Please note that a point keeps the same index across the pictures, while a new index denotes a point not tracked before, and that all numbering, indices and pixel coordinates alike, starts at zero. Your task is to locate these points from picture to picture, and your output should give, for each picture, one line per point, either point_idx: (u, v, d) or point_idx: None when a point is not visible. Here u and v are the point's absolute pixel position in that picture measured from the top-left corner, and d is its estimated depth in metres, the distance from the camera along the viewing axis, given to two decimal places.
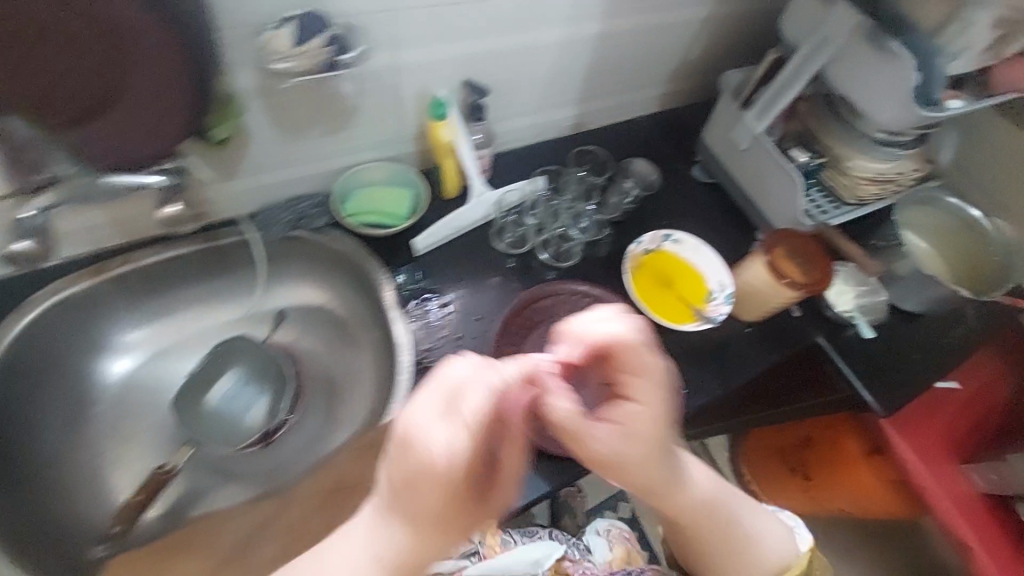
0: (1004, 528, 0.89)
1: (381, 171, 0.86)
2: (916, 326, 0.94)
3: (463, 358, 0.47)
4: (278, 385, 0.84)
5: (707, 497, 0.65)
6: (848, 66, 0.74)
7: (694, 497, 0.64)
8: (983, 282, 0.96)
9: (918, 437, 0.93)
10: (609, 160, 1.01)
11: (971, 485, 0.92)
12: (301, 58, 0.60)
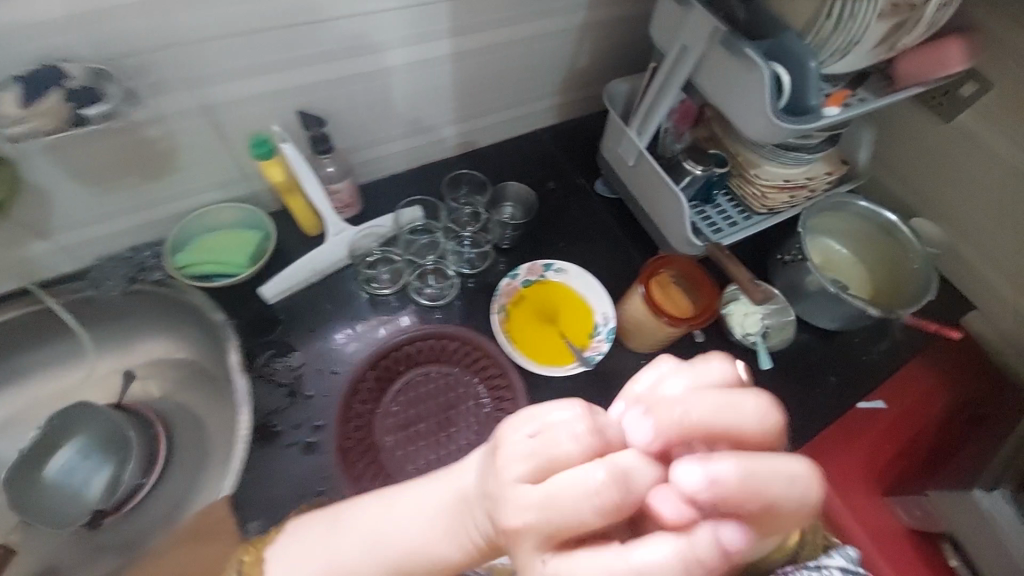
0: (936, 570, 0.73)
1: (229, 213, 0.79)
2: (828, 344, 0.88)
3: (564, 417, 0.38)
4: (124, 453, 0.78)
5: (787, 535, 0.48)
6: (711, 75, 0.68)
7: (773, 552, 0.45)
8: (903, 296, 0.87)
9: (832, 459, 0.80)
10: (489, 183, 0.94)
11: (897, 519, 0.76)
12: (43, 118, 0.54)
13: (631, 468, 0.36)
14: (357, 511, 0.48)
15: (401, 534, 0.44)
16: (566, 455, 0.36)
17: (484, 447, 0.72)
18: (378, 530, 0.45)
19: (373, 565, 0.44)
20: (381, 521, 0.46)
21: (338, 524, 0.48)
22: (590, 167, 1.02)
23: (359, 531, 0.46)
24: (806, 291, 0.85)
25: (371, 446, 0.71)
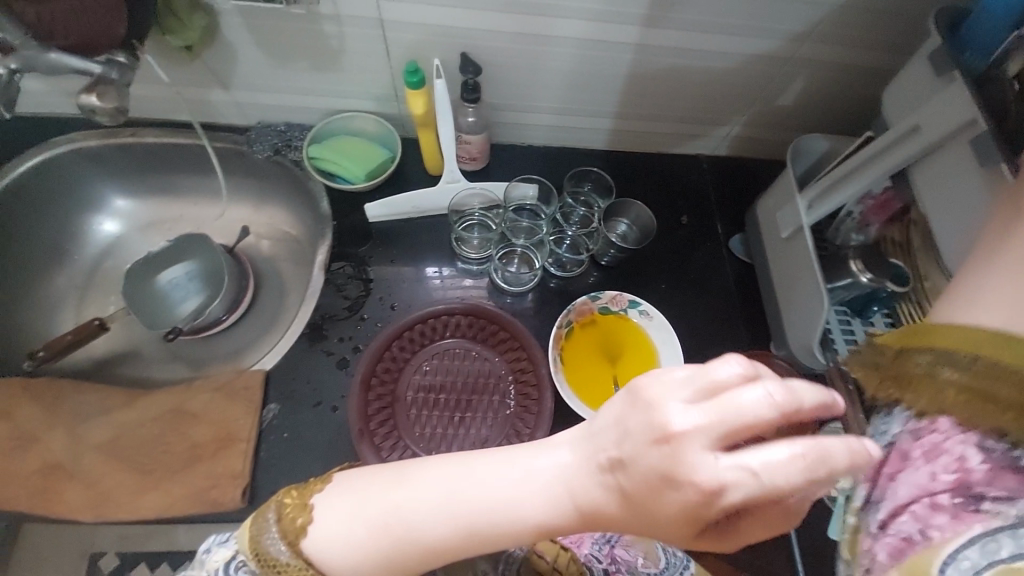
0: None
1: (371, 125, 0.84)
2: None
3: (706, 369, 0.34)
4: (214, 290, 0.89)
5: None
6: (935, 172, 0.57)
7: None
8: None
9: None
10: (614, 190, 0.87)
11: None
12: None
13: (768, 404, 0.31)
14: (426, 468, 0.40)
15: (486, 492, 0.37)
16: (757, 416, 0.31)
17: (489, 446, 0.70)
18: (454, 489, 0.38)
19: (443, 524, 0.38)
20: (451, 480, 0.38)
21: (404, 478, 0.40)
22: (738, 218, 0.88)
23: (429, 492, 0.39)
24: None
25: (391, 391, 0.72)
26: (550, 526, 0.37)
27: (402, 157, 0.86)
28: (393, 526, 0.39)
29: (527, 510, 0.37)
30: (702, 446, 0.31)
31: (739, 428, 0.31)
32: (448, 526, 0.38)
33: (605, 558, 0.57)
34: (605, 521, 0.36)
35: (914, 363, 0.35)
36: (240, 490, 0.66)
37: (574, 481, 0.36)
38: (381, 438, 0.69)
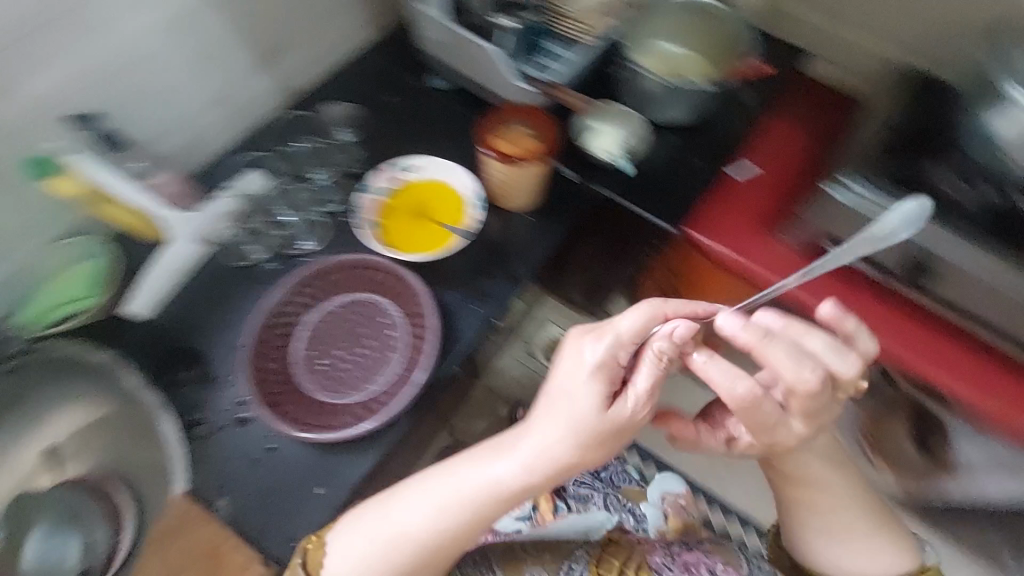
0: (829, 271, 0.86)
1: (57, 256, 0.78)
2: (680, 136, 0.96)
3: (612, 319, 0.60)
4: (84, 528, 0.70)
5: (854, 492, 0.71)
6: None
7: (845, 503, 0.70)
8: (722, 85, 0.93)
9: (717, 228, 0.91)
10: (313, 117, 0.90)
11: (787, 246, 0.89)
12: None
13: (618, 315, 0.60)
14: (408, 492, 0.61)
15: (458, 484, 0.60)
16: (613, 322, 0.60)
17: (399, 347, 0.74)
18: (437, 494, 0.60)
19: (426, 520, 0.59)
20: (428, 498, 0.60)
21: (392, 502, 0.61)
22: (417, 59, 0.95)
23: (422, 500, 0.60)
24: (652, 97, 0.91)
25: (296, 392, 0.72)
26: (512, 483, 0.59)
27: (125, 254, 0.81)
28: (393, 538, 0.59)
29: (490, 482, 0.60)
30: (585, 340, 0.59)
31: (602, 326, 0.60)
32: (434, 522, 0.59)
33: (676, 559, 0.79)
34: (548, 462, 0.59)
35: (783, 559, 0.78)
36: (263, 566, 0.65)
37: (517, 446, 0.60)
38: (309, 419, 0.70)
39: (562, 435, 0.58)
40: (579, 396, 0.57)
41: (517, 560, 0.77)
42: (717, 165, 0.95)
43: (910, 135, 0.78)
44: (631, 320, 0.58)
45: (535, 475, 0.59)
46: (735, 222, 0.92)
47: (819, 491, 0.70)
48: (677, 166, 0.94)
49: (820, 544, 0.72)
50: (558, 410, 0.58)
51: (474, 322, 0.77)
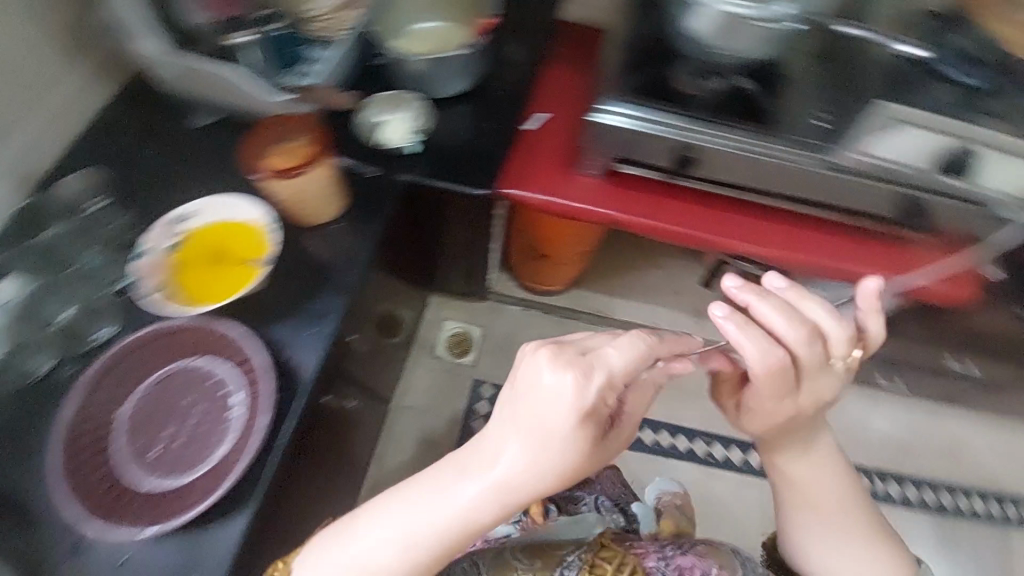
0: (628, 186, 0.98)
1: None
2: (468, 104, 0.98)
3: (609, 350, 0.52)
4: None
5: (846, 498, 0.67)
6: None
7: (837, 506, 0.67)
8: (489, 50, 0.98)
9: (526, 179, 0.98)
10: (56, 198, 0.80)
11: (589, 174, 0.98)
12: None
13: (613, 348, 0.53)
14: (371, 520, 0.57)
15: (421, 512, 0.55)
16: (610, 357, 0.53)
17: (229, 405, 0.68)
18: (400, 520, 0.56)
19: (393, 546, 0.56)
20: (388, 521, 0.56)
21: (356, 524, 0.58)
22: (158, 101, 0.88)
23: (385, 530, 0.56)
24: (425, 75, 0.92)
25: (132, 492, 0.65)
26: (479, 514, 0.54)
27: None
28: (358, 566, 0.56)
29: (457, 516, 0.53)
30: (570, 378, 0.50)
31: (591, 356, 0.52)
32: (403, 554, 0.55)
33: (669, 563, 0.75)
34: (521, 497, 0.52)
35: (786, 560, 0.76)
36: None
37: (491, 484, 0.52)
38: (155, 513, 0.63)
39: (530, 471, 0.51)
40: (558, 428, 0.49)
41: (508, 563, 0.76)
42: (510, 123, 0.99)
43: (647, 48, 0.87)
44: (619, 353, 0.52)
45: (505, 508, 0.53)
46: (543, 169, 0.99)
47: (814, 496, 0.68)
48: (474, 135, 0.96)
49: (814, 546, 0.69)
50: (527, 442, 0.51)
51: (308, 347, 0.73)
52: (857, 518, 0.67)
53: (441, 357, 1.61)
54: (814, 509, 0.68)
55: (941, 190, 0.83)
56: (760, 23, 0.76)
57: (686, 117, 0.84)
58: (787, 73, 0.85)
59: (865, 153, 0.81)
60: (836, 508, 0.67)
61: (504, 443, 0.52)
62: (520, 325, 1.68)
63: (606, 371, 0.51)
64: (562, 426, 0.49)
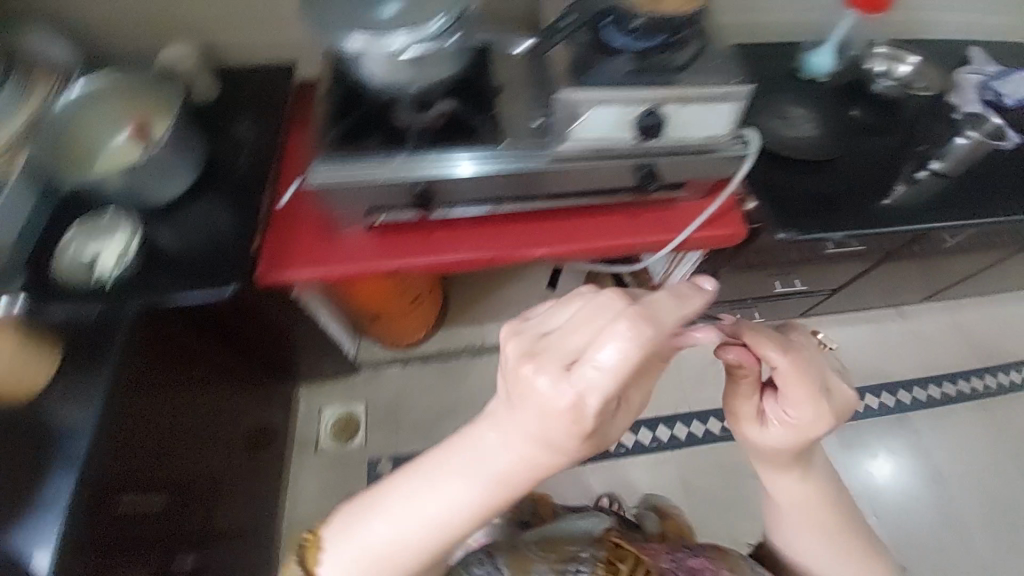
0: (392, 233, 0.96)
1: None
2: (195, 202, 0.95)
3: (613, 339, 0.46)
4: None
5: (836, 506, 0.70)
6: None
7: (830, 512, 0.69)
8: (199, 145, 0.95)
9: (284, 259, 0.94)
10: None
11: (353, 233, 0.96)
12: None
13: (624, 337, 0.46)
14: (386, 515, 0.52)
15: (428, 515, 0.50)
16: (621, 358, 0.45)
17: None
18: (410, 519, 0.51)
19: (407, 547, 0.52)
20: (399, 525, 0.51)
21: (361, 525, 0.53)
22: None
23: (410, 515, 0.51)
24: (126, 191, 0.87)
25: None
26: (486, 505, 0.50)
27: None
28: (388, 552, 0.52)
29: (464, 511, 0.50)
30: (568, 384, 0.45)
31: (602, 350, 0.46)
32: (433, 535, 0.51)
33: (681, 565, 0.78)
34: (527, 480, 0.50)
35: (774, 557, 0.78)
36: None
37: (493, 478, 0.49)
38: None
39: (541, 463, 0.49)
40: (552, 429, 0.46)
41: (522, 558, 0.77)
42: (246, 203, 0.95)
43: (341, 100, 0.85)
44: (611, 354, 0.45)
45: (511, 495, 0.50)
46: (302, 243, 0.96)
47: (807, 505, 0.69)
48: (211, 237, 0.92)
49: (794, 538, 0.72)
50: (541, 442, 0.48)
51: (35, 540, 0.66)
52: (840, 522, 0.70)
53: (325, 450, 1.54)
54: (801, 511, 0.70)
55: (699, 149, 0.86)
56: (417, 52, 0.74)
57: (399, 154, 0.82)
58: (485, 85, 0.87)
59: (575, 139, 0.82)
60: (824, 512, 0.69)
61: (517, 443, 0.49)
62: (401, 385, 1.62)
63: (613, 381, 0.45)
64: (565, 438, 0.47)
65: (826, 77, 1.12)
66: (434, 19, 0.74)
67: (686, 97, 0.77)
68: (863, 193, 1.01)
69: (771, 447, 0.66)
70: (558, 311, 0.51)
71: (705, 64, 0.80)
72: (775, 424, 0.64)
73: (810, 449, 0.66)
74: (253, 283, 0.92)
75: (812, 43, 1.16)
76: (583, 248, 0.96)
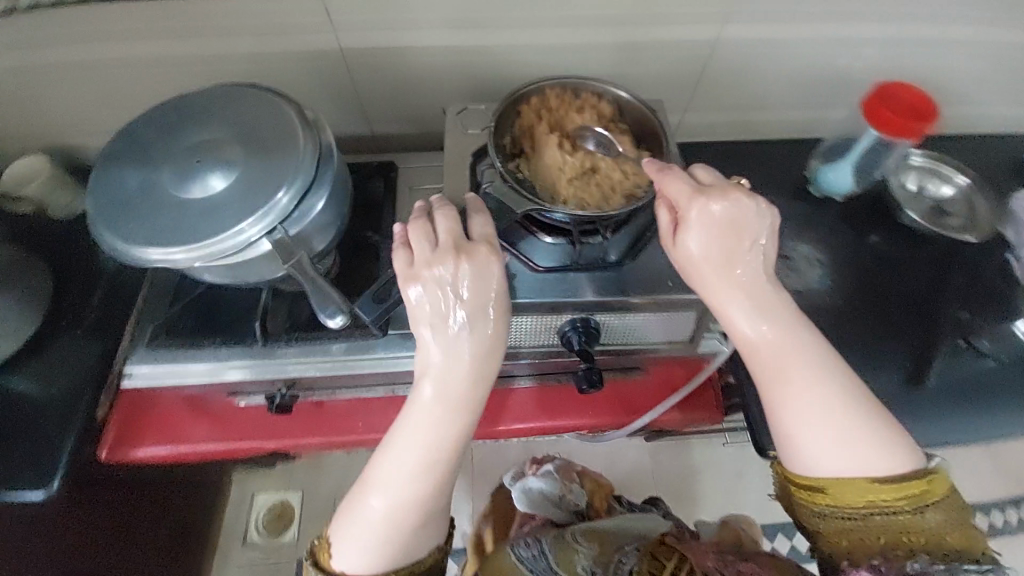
0: None
1: None
2: (35, 356, 0.77)
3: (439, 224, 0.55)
4: None
5: (815, 368, 0.55)
6: None
7: (805, 365, 0.55)
8: (39, 285, 0.78)
9: (141, 432, 0.77)
10: None
11: (227, 401, 0.79)
12: None
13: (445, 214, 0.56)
14: (383, 471, 0.55)
15: (414, 453, 0.54)
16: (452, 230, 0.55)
17: None
18: (401, 464, 0.55)
19: (409, 488, 0.55)
20: (396, 480, 0.55)
21: (363, 497, 0.56)
22: None
23: (390, 479, 0.55)
24: None
25: None
26: (455, 402, 0.54)
27: None
28: (387, 522, 0.54)
29: (439, 434, 0.54)
30: (424, 262, 0.54)
31: (433, 233, 0.55)
32: (423, 480, 0.54)
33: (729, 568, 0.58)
34: (467, 373, 0.53)
35: (817, 518, 0.55)
36: None
37: (424, 382, 0.54)
38: None
39: (477, 355, 0.54)
40: (437, 297, 0.52)
41: (568, 546, 0.74)
42: (94, 357, 0.77)
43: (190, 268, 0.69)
44: (449, 231, 0.55)
45: (457, 392, 0.54)
46: (168, 410, 0.79)
47: (780, 367, 0.55)
48: (44, 400, 0.74)
49: (804, 440, 0.54)
50: (455, 331, 0.53)
51: None
52: (812, 394, 0.54)
53: (255, 544, 1.39)
54: (778, 376, 0.55)
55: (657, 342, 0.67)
56: (227, 260, 0.54)
57: (261, 349, 0.64)
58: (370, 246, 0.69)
59: None
60: (801, 366, 0.55)
61: (444, 341, 0.53)
62: (340, 477, 1.46)
63: (485, 241, 0.55)
64: (484, 304, 0.53)
65: (842, 196, 0.89)
66: (283, 186, 0.55)
67: (625, 309, 0.60)
68: (891, 367, 0.76)
69: (706, 266, 0.54)
70: (418, 240, 0.55)
71: (644, 255, 0.62)
72: (692, 231, 0.54)
73: (747, 270, 0.55)
74: (104, 457, 0.76)
75: (830, 146, 0.90)
76: (492, 433, 0.73)
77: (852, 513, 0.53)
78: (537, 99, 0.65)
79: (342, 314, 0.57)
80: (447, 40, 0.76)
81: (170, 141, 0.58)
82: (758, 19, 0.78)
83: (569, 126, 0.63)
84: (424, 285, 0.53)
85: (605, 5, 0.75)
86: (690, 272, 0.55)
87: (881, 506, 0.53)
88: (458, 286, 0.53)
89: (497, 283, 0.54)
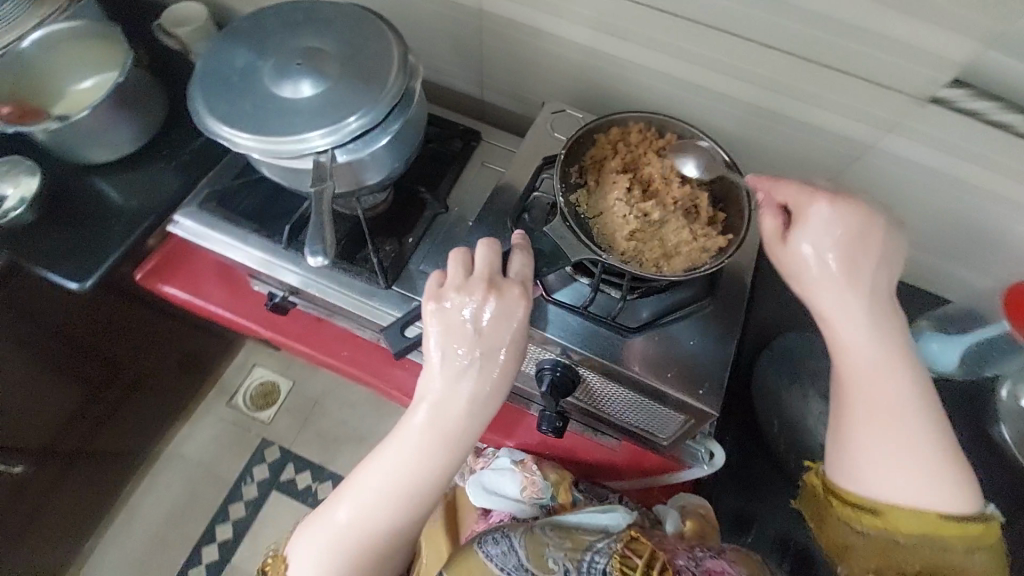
0: None
1: None
2: (126, 171, 0.87)
3: (473, 256, 0.53)
4: None
5: (910, 401, 0.51)
6: None
7: (901, 396, 0.51)
8: (153, 115, 0.86)
9: (173, 272, 0.85)
10: None
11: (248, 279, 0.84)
12: None
13: (485, 248, 0.53)
14: (358, 486, 0.54)
15: (390, 477, 0.53)
16: (489, 263, 0.52)
17: None
18: (376, 486, 0.53)
19: (377, 510, 0.53)
20: (365, 500, 0.54)
21: (333, 505, 0.55)
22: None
23: (362, 494, 0.54)
24: (60, 146, 0.80)
25: None
26: (439, 434, 0.51)
27: None
28: (350, 537, 0.54)
29: (419, 464, 0.52)
30: (451, 290, 0.51)
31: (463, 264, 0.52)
32: (392, 508, 0.53)
33: (700, 569, 0.61)
34: (461, 408, 0.50)
35: (862, 533, 0.53)
36: None
37: (414, 409, 0.52)
38: None
39: (477, 396, 0.51)
40: (451, 327, 0.50)
41: (536, 542, 0.63)
42: (167, 193, 0.85)
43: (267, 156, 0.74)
44: (485, 265, 0.52)
45: (447, 428, 0.51)
46: (200, 264, 0.86)
47: (875, 392, 0.51)
48: (115, 210, 0.83)
49: (879, 470, 0.51)
50: (460, 367, 0.50)
51: None
52: (898, 429, 0.51)
53: (238, 407, 1.51)
54: (874, 400, 0.51)
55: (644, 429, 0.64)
56: (283, 162, 0.56)
57: (281, 252, 0.67)
58: (421, 207, 0.69)
59: None
60: (894, 396, 0.51)
61: (449, 374, 0.50)
62: (330, 387, 1.55)
63: (520, 283, 0.52)
64: (498, 348, 0.50)
65: (931, 372, 0.76)
66: (356, 112, 0.55)
67: (620, 381, 0.56)
68: None
69: (809, 276, 0.52)
70: (452, 269, 0.52)
71: (665, 332, 0.57)
72: (806, 231, 0.52)
73: (871, 277, 0.51)
74: (138, 277, 0.85)
75: (948, 316, 0.77)
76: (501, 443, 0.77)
77: (904, 538, 0.51)
78: (619, 131, 0.61)
79: (322, 255, 0.55)
80: (584, 41, 0.72)
81: (282, 39, 0.60)
82: (928, 147, 0.66)
83: (643, 167, 0.59)
84: (444, 311, 0.51)
85: (761, 66, 0.67)
86: (796, 273, 0.53)
87: (933, 537, 0.50)
88: (479, 324, 0.50)
89: (519, 329, 0.51)
